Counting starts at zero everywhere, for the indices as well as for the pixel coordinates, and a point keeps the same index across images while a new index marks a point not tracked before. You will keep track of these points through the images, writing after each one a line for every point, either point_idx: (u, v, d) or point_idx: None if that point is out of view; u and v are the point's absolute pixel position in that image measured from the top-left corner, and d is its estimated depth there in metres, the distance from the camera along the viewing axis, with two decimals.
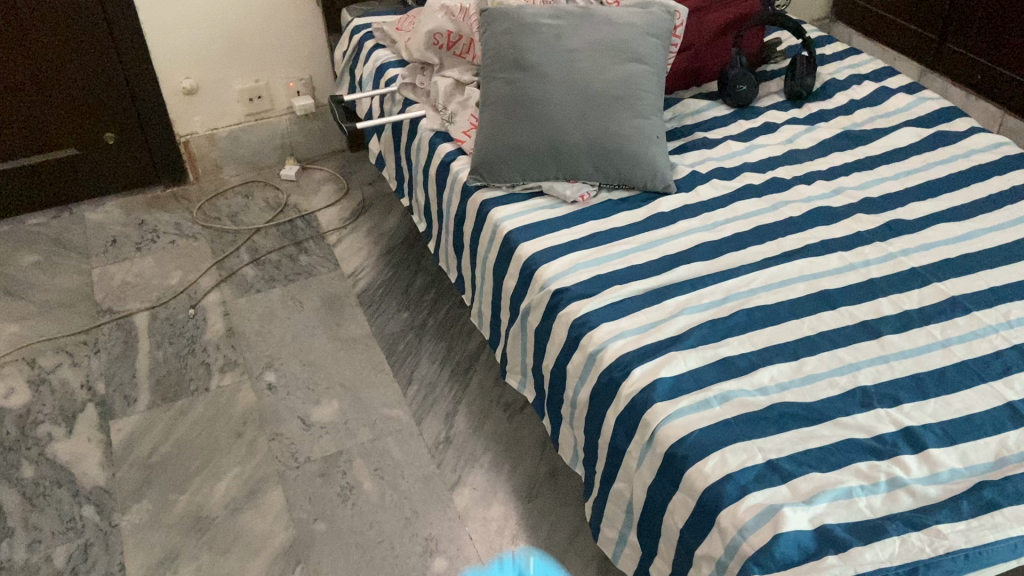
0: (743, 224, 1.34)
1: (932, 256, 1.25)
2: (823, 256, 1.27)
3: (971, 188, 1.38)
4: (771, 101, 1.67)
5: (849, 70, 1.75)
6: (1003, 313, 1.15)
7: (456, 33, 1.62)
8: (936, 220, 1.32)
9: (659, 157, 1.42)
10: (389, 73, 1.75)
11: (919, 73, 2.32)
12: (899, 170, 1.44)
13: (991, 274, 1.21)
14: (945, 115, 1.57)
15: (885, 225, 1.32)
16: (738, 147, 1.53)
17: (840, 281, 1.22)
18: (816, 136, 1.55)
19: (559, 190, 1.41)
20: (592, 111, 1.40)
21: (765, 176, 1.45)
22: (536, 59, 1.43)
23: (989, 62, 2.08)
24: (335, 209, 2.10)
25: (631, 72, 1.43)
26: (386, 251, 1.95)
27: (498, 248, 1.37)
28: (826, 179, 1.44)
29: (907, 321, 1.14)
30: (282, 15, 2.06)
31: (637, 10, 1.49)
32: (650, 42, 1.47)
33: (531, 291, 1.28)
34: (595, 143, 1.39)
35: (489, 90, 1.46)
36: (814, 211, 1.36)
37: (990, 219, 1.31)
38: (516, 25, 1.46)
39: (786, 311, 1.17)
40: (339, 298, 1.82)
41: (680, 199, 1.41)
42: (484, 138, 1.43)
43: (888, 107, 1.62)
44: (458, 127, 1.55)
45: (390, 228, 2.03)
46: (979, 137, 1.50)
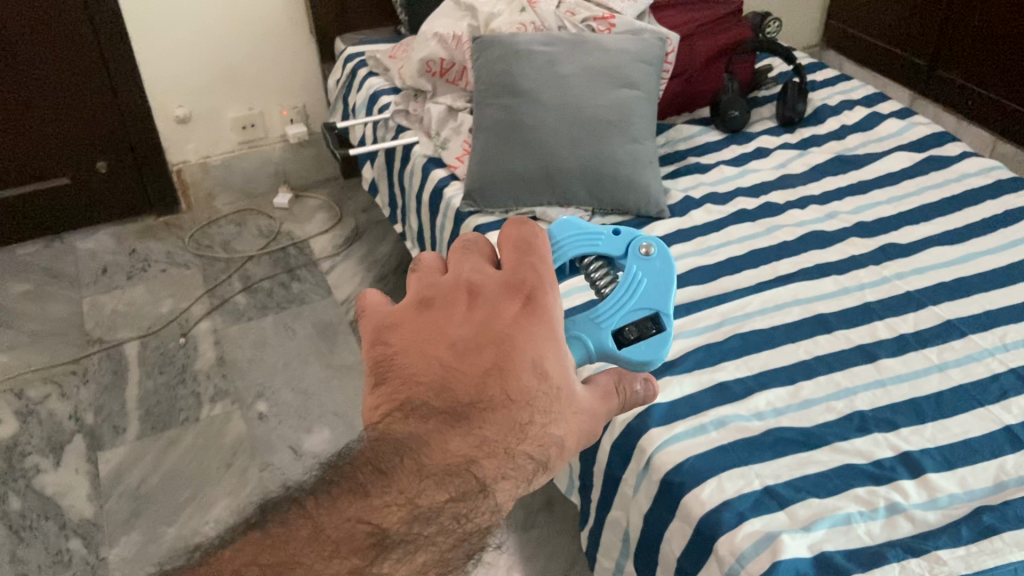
0: (737, 249, 1.34)
1: (926, 279, 1.25)
2: (817, 280, 1.26)
3: (964, 212, 1.38)
4: (763, 126, 1.67)
5: (840, 95, 1.74)
6: (999, 336, 1.14)
7: (448, 60, 1.61)
8: (929, 244, 1.32)
9: (652, 182, 1.42)
10: (383, 100, 1.76)
11: (911, 99, 2.33)
12: (892, 194, 1.44)
13: (986, 298, 1.20)
14: (937, 139, 1.57)
15: (879, 248, 1.32)
16: (730, 172, 1.53)
17: (835, 305, 1.21)
18: (809, 160, 1.54)
19: (553, 215, 1.39)
20: (586, 137, 1.40)
21: (758, 201, 1.45)
22: (529, 85, 1.43)
23: (978, 86, 2.09)
24: (328, 236, 2.09)
25: (623, 98, 1.44)
26: (379, 278, 1.94)
27: None
28: (820, 204, 1.43)
29: (903, 344, 1.14)
30: (276, 45, 2.07)
31: (629, 37, 1.49)
32: (643, 68, 1.47)
33: None
34: (589, 168, 1.39)
35: (482, 115, 1.46)
36: (807, 235, 1.36)
37: (983, 244, 1.31)
38: (509, 52, 1.47)
39: (782, 335, 1.16)
40: (332, 326, 1.81)
41: (674, 223, 1.41)
42: (477, 163, 1.42)
43: (881, 132, 1.61)
44: (452, 153, 1.55)
45: (383, 255, 2.02)
46: (971, 161, 1.50)
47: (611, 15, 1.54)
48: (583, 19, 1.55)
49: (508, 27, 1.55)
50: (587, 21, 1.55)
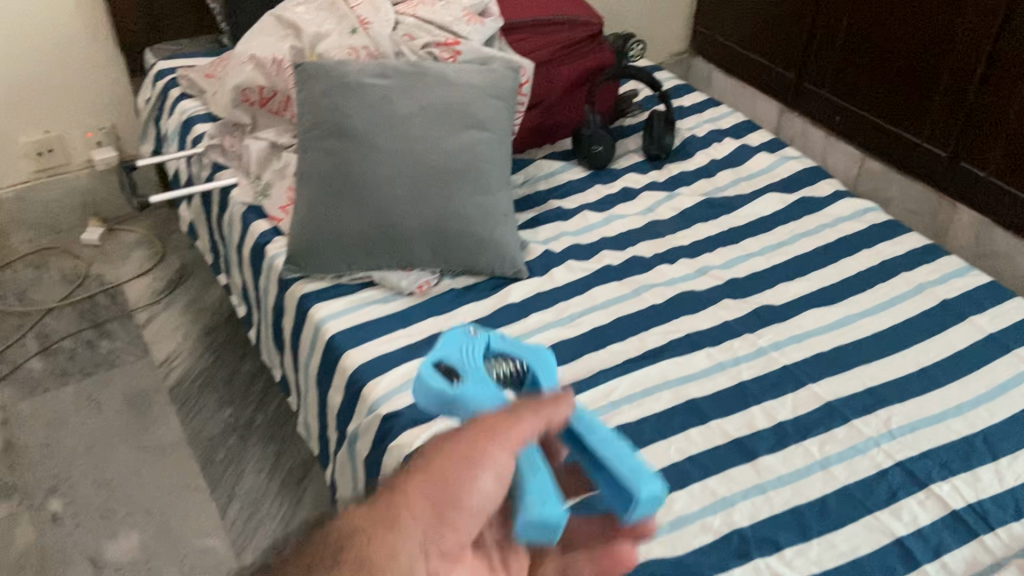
0: (601, 317, 1.19)
1: (803, 349, 1.13)
2: (688, 355, 1.12)
3: (841, 264, 1.27)
4: (630, 160, 1.52)
5: (709, 124, 1.61)
6: (884, 421, 1.03)
7: (269, 88, 1.38)
8: (807, 305, 1.20)
9: (507, 238, 1.25)
10: (196, 129, 1.52)
11: (780, 112, 2.26)
12: (766, 243, 1.32)
13: (868, 372, 1.10)
14: (809, 176, 1.46)
15: (753, 311, 1.19)
16: (594, 219, 1.38)
17: (707, 387, 1.08)
18: (677, 204, 1.41)
19: (392, 280, 1.22)
20: (428, 189, 1.21)
21: (623, 255, 1.31)
22: (360, 127, 1.22)
23: (848, 104, 2.05)
24: (146, 279, 1.84)
25: (471, 142, 1.25)
26: (206, 331, 1.71)
27: (320, 357, 1.16)
28: (690, 258, 1.30)
29: (782, 436, 1.01)
30: (72, 57, 1.77)
31: (475, 68, 1.30)
32: (493, 104, 1.29)
33: (356, 415, 1.09)
34: (432, 226, 1.21)
35: (305, 160, 1.24)
36: (677, 297, 1.22)
37: (861, 303, 1.20)
38: (337, 85, 1.26)
39: (651, 430, 1.02)
40: (146, 396, 1.58)
41: (533, 285, 1.24)
42: (302, 222, 1.21)
43: (751, 167, 1.49)
44: (274, 202, 1.33)
45: (211, 301, 1.78)
46: (845, 202, 1.40)
47: (456, 41, 1.34)
48: (424, 44, 1.34)
49: (336, 52, 1.33)
50: (429, 46, 1.34)
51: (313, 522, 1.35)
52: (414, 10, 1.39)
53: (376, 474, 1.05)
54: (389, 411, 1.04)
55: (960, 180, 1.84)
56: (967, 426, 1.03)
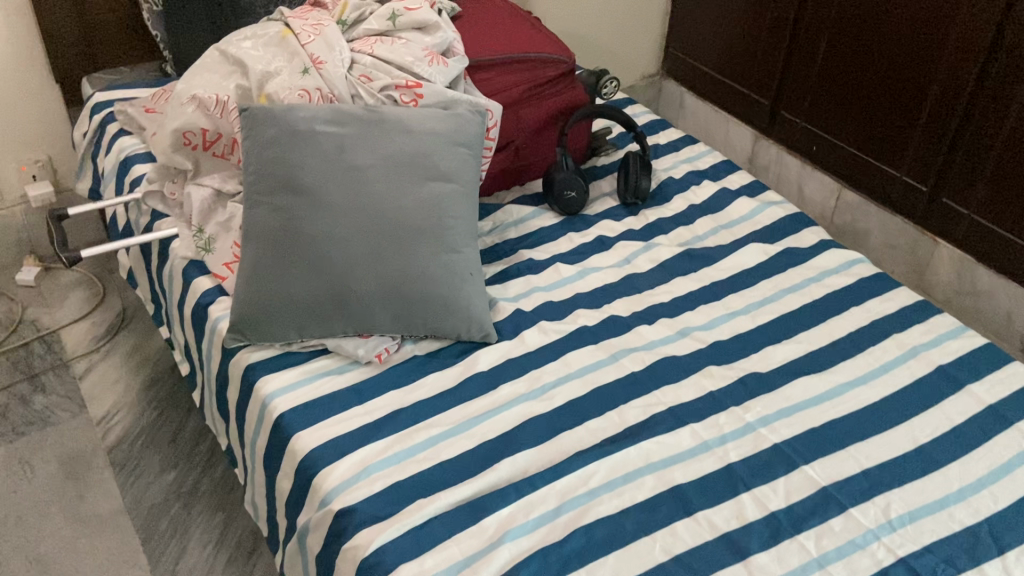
0: (577, 386, 1.10)
1: (794, 424, 1.05)
2: (672, 432, 1.04)
3: (829, 324, 1.20)
4: (603, 205, 1.45)
5: (686, 164, 1.56)
6: (883, 509, 0.95)
7: (213, 131, 1.27)
8: (795, 372, 1.12)
9: (475, 299, 1.15)
10: (134, 171, 1.40)
11: (753, 138, 2.10)
12: (749, 300, 1.25)
13: (864, 450, 1.02)
14: (791, 225, 1.40)
15: (739, 380, 1.11)
16: (567, 273, 1.29)
17: (693, 470, 0.99)
18: (655, 255, 1.33)
19: (348, 348, 1.12)
20: (387, 249, 1.10)
21: (599, 313, 1.22)
22: (311, 181, 1.11)
23: (824, 132, 1.89)
24: (85, 324, 1.71)
25: (434, 195, 1.15)
26: (149, 384, 1.59)
27: (268, 436, 1.06)
28: (669, 317, 1.22)
29: (775, 529, 0.93)
30: (0, 86, 1.63)
31: (438, 113, 1.21)
32: (458, 153, 1.19)
33: (308, 506, 0.99)
34: (392, 290, 1.10)
35: (251, 216, 1.13)
36: (657, 363, 1.13)
37: (852, 369, 1.13)
38: (285, 132, 1.14)
39: (633, 524, 0.93)
40: (83, 458, 1.45)
41: (502, 350, 1.15)
42: (248, 286, 1.10)
43: (731, 214, 1.43)
44: (218, 258, 1.22)
45: (155, 349, 1.66)
46: (830, 253, 1.33)
47: (417, 83, 1.25)
48: (382, 86, 1.24)
49: (286, 94, 1.21)
50: (387, 89, 1.25)
51: None
52: (371, 49, 1.29)
53: (330, 575, 0.94)
54: (342, 507, 0.94)
55: (939, 216, 1.66)
56: (971, 514, 0.95)
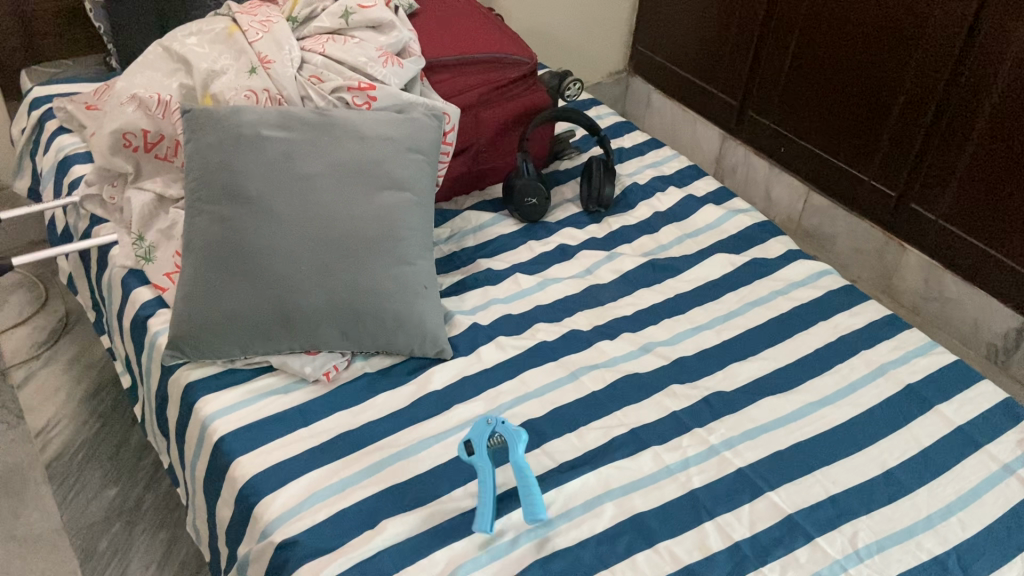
0: (535, 407, 1.05)
1: (759, 448, 1.01)
2: (633, 456, 0.99)
3: (796, 340, 1.17)
4: (565, 212, 1.41)
5: (651, 169, 1.52)
6: (850, 538, 0.92)
7: (155, 132, 1.20)
8: (761, 391, 1.09)
9: (428, 314, 1.10)
10: (73, 173, 1.32)
11: (721, 139, 2.06)
12: (714, 315, 1.21)
13: (830, 475, 0.98)
14: (758, 234, 1.37)
15: (703, 400, 1.07)
16: (527, 284, 1.24)
17: (654, 498, 0.95)
18: (618, 266, 1.29)
19: (294, 366, 1.06)
20: (337, 261, 1.05)
21: (560, 328, 1.17)
22: (256, 190, 1.05)
23: (792, 134, 1.84)
24: (25, 329, 1.63)
25: (386, 204, 1.10)
26: (92, 394, 1.52)
27: (208, 460, 1.00)
28: (631, 332, 1.17)
29: (738, 561, 0.89)
30: None
31: (392, 118, 1.15)
32: (412, 160, 1.14)
33: (248, 537, 0.93)
34: (340, 304, 1.05)
35: (192, 226, 1.06)
36: (619, 381, 1.09)
37: (819, 388, 1.09)
38: (229, 137, 1.08)
39: (591, 557, 0.89)
40: (18, 473, 1.38)
41: (457, 368, 1.10)
42: (187, 300, 1.04)
43: (697, 222, 1.39)
44: (159, 268, 1.15)
45: (98, 357, 1.59)
46: (797, 265, 1.30)
47: (370, 85, 1.19)
48: (334, 88, 1.18)
49: (232, 94, 1.15)
50: (339, 90, 1.19)
51: None
52: (322, 47, 1.23)
53: None
54: (284, 539, 0.89)
55: (908, 221, 1.63)
56: (939, 543, 0.92)
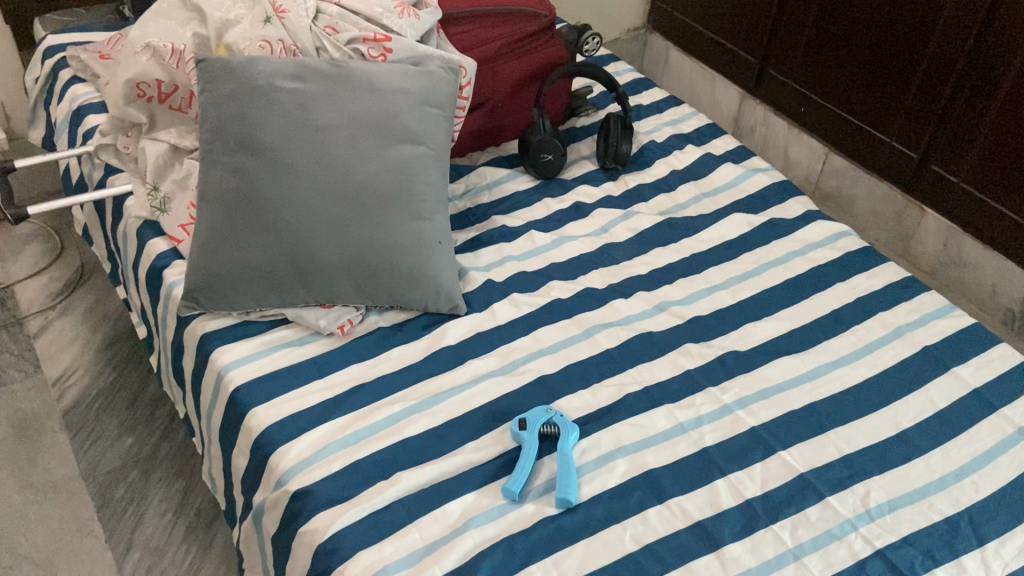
0: (549, 363, 1.05)
1: (773, 407, 1.01)
2: (645, 413, 0.99)
3: (813, 300, 1.16)
4: (581, 169, 1.39)
5: (669, 127, 1.50)
6: (862, 497, 0.92)
7: (168, 82, 1.18)
8: (776, 351, 1.08)
9: (443, 269, 1.10)
10: (87, 122, 1.32)
11: (740, 98, 2.02)
12: (730, 274, 1.20)
13: (844, 435, 0.98)
14: (777, 194, 1.35)
15: (717, 360, 1.07)
16: (542, 241, 1.23)
17: (666, 455, 0.95)
18: (634, 225, 1.28)
19: (309, 319, 1.06)
20: (352, 215, 1.04)
21: (574, 286, 1.17)
22: (272, 141, 1.04)
23: (814, 93, 1.81)
24: (41, 280, 1.64)
25: (402, 158, 1.09)
26: (107, 344, 1.53)
27: (223, 410, 1.01)
28: (647, 291, 1.17)
29: (749, 518, 0.89)
30: None
31: (408, 70, 1.13)
32: (427, 113, 1.13)
33: (263, 486, 0.94)
34: (355, 258, 1.04)
35: (207, 176, 1.06)
36: (633, 339, 1.09)
37: (834, 349, 1.09)
38: (243, 86, 1.07)
39: (603, 512, 0.89)
40: (36, 421, 1.39)
41: (471, 324, 1.10)
42: (203, 251, 1.04)
43: (714, 181, 1.38)
44: (174, 219, 1.15)
45: (113, 309, 1.59)
46: (816, 225, 1.29)
47: (386, 36, 1.17)
48: (349, 40, 1.17)
49: (247, 44, 1.13)
50: (354, 42, 1.18)
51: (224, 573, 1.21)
52: None
53: (285, 557, 0.90)
54: (299, 487, 0.90)
55: (928, 184, 1.61)
56: (952, 504, 0.92)
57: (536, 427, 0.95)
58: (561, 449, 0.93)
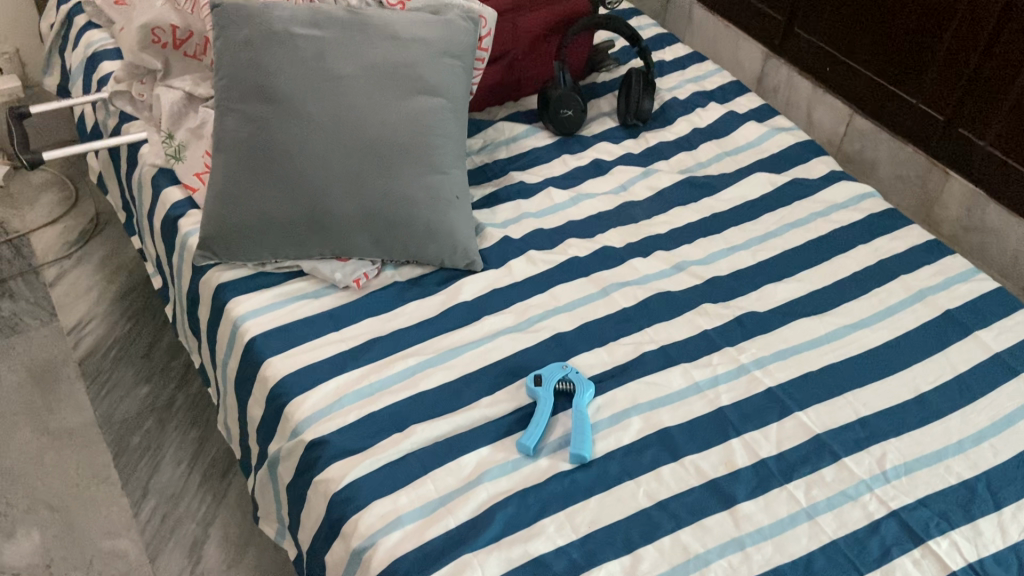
0: (566, 320, 1.04)
1: (791, 368, 1.00)
2: (662, 371, 0.99)
3: (834, 262, 1.14)
4: (601, 125, 1.37)
5: (692, 84, 1.47)
6: (878, 459, 0.91)
7: (184, 28, 1.17)
8: (795, 312, 1.07)
9: (460, 224, 1.08)
10: (102, 70, 1.30)
11: (764, 57, 1.98)
12: (751, 234, 1.18)
13: (862, 397, 0.97)
14: (801, 154, 1.33)
15: (735, 320, 1.06)
16: (560, 198, 1.22)
17: (682, 413, 0.95)
18: (653, 183, 1.26)
19: (324, 272, 1.05)
20: (368, 167, 1.03)
21: (593, 243, 1.15)
22: (287, 90, 1.03)
23: (840, 53, 1.77)
24: (56, 229, 1.64)
25: (419, 109, 1.07)
26: (122, 294, 1.53)
27: (238, 361, 1.01)
28: (665, 250, 1.15)
29: (764, 478, 0.89)
30: None
31: (427, 19, 1.11)
32: (446, 64, 1.10)
33: (278, 435, 0.94)
34: (371, 211, 1.03)
35: (222, 125, 1.05)
36: (651, 298, 1.08)
37: (855, 312, 1.07)
38: (259, 33, 1.05)
39: (617, 469, 0.89)
40: (53, 368, 1.40)
41: (488, 280, 1.09)
42: (218, 201, 1.03)
43: (737, 140, 1.35)
44: (189, 167, 1.14)
45: (128, 259, 1.59)
46: (839, 186, 1.26)
47: None
48: None
49: None
50: None
51: (238, 522, 1.22)
52: None
53: (299, 506, 0.91)
54: (314, 437, 0.90)
55: (954, 147, 1.58)
56: (969, 468, 0.91)
57: (552, 382, 0.94)
58: (576, 404, 0.93)
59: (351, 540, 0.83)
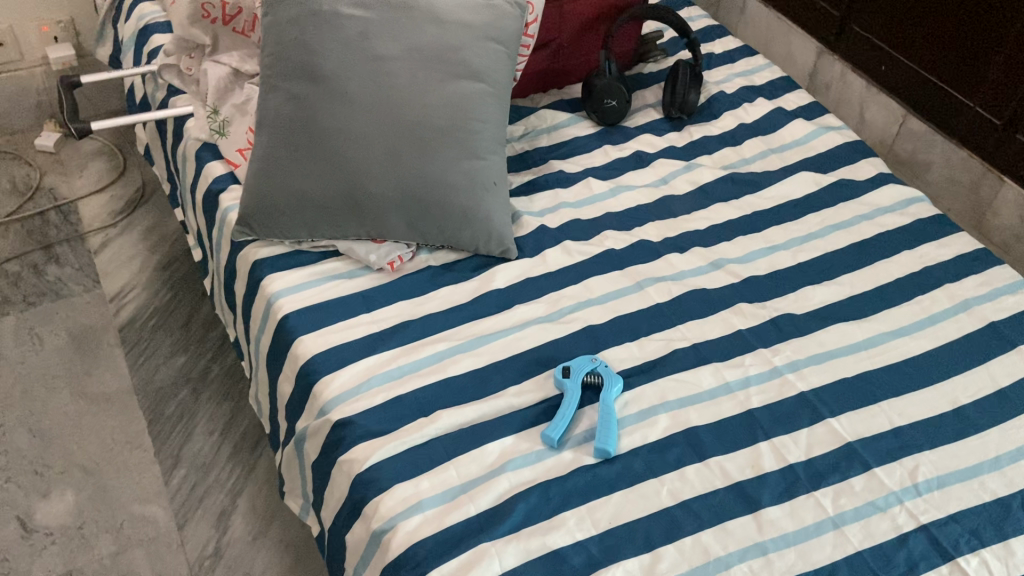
0: (598, 313, 1.04)
1: (825, 373, 0.98)
2: (692, 369, 0.98)
3: (876, 267, 1.12)
4: (645, 116, 1.35)
5: (740, 78, 1.44)
6: (910, 471, 0.89)
7: (234, 4, 1.16)
8: (833, 316, 1.05)
9: (496, 211, 1.08)
10: (152, 42, 1.33)
11: (818, 52, 1.93)
12: (792, 234, 1.16)
13: (897, 406, 0.95)
14: (849, 154, 1.30)
15: (771, 321, 1.04)
16: (599, 189, 1.21)
17: (711, 413, 0.93)
18: (695, 178, 1.25)
19: (360, 253, 1.06)
20: (407, 150, 1.03)
21: (629, 237, 1.14)
22: (330, 69, 1.03)
23: (896, 52, 1.72)
24: (103, 197, 1.67)
25: (461, 94, 1.06)
26: (164, 264, 1.55)
27: (271, 336, 1.02)
28: (703, 247, 1.14)
29: (791, 483, 0.88)
30: None
31: (473, 3, 1.10)
32: (490, 49, 1.10)
33: (306, 413, 0.95)
34: (408, 194, 1.03)
35: (266, 103, 1.05)
36: (685, 295, 1.06)
37: (895, 319, 1.05)
38: (305, 12, 1.05)
39: (641, 465, 0.88)
40: (94, 333, 1.43)
41: (522, 268, 1.08)
42: (259, 177, 1.04)
43: (784, 137, 1.32)
44: (232, 143, 1.15)
45: (171, 230, 1.62)
46: (887, 189, 1.23)
47: None
48: None
49: None
50: None
51: (264, 495, 1.24)
52: None
53: (324, 483, 0.91)
54: (341, 417, 0.90)
55: (1010, 153, 1.53)
56: (1005, 485, 0.89)
57: (580, 375, 0.94)
58: (603, 399, 0.92)
59: (372, 521, 0.83)
